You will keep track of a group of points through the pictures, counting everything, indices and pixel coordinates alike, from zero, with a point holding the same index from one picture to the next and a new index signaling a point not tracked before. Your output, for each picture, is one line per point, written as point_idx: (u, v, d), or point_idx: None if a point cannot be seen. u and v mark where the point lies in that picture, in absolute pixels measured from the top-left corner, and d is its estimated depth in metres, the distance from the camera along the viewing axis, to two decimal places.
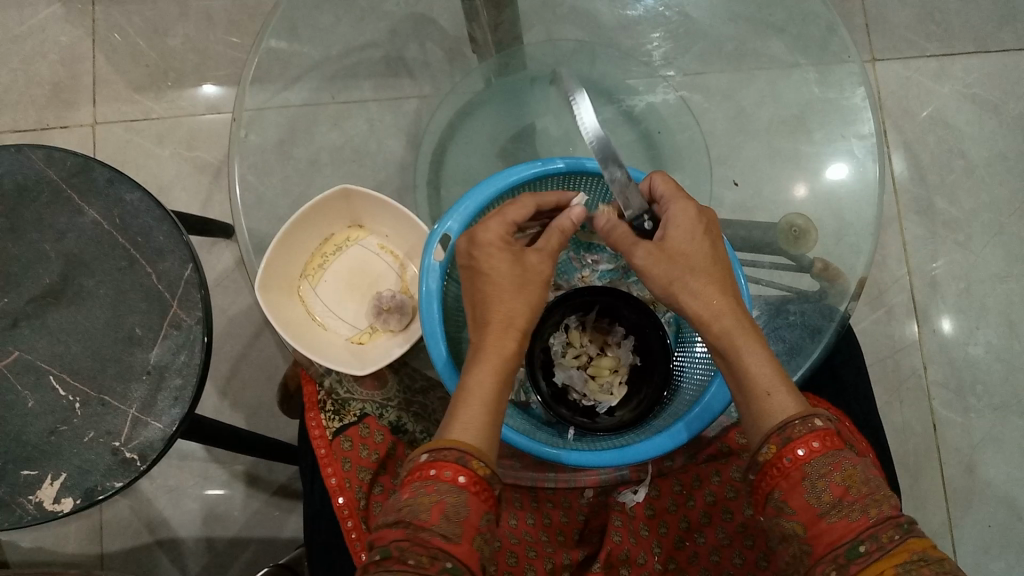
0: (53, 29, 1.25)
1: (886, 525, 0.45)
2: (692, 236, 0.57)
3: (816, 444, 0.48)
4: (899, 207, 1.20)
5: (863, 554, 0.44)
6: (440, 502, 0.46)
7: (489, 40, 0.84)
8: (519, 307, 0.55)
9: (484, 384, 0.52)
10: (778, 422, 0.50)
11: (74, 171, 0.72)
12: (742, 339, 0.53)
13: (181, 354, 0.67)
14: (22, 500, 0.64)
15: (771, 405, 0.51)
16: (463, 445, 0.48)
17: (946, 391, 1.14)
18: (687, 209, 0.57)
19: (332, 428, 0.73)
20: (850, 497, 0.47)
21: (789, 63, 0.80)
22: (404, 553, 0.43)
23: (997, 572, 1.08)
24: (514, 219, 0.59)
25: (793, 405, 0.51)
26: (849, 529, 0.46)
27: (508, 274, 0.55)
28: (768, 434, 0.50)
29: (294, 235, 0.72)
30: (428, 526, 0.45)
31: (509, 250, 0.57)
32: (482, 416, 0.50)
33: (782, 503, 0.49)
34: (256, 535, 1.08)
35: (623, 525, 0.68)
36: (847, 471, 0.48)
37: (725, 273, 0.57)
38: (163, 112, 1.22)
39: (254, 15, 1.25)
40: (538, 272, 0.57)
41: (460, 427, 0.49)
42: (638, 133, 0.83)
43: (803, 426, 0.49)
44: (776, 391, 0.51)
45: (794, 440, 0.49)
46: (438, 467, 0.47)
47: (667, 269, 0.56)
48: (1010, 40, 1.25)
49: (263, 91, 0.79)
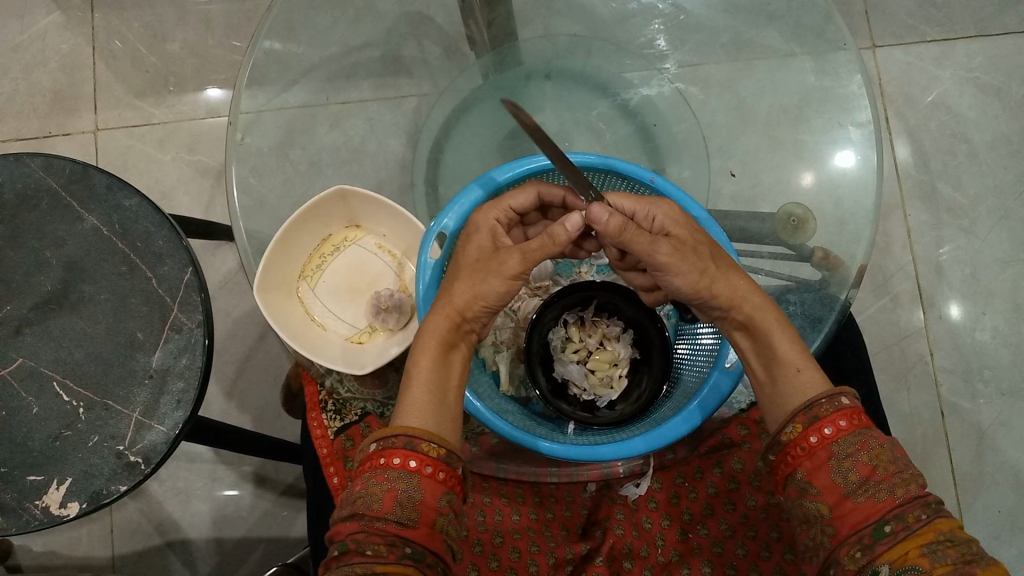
0: (53, 37, 1.26)
1: (913, 505, 0.45)
2: (690, 229, 0.56)
3: (843, 423, 0.48)
4: (903, 195, 1.19)
5: (889, 534, 0.44)
6: (392, 491, 0.46)
7: (485, 37, 0.87)
8: (469, 295, 0.55)
9: (426, 364, 0.52)
10: (805, 401, 0.50)
11: (73, 178, 0.72)
12: (761, 311, 0.55)
13: (182, 357, 0.67)
14: (29, 505, 0.64)
15: (802, 381, 0.51)
16: (411, 431, 0.47)
17: (954, 377, 1.13)
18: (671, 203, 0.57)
19: (333, 428, 0.76)
20: (877, 477, 0.46)
21: (785, 53, 0.79)
22: (361, 544, 0.44)
23: (1009, 559, 1.07)
24: (510, 206, 0.60)
25: (821, 381, 0.51)
26: (875, 510, 0.46)
27: (471, 258, 0.56)
28: (793, 414, 0.50)
29: (292, 237, 0.72)
30: (382, 516, 0.45)
31: (484, 238, 0.57)
32: (426, 399, 0.50)
33: (806, 483, 0.49)
34: (266, 535, 1.09)
35: (626, 518, 0.69)
36: (874, 450, 0.47)
37: (723, 265, 0.56)
38: (164, 116, 1.23)
39: (251, 17, 1.25)
40: (503, 268, 0.54)
41: (413, 414, 0.49)
42: (635, 126, 0.85)
43: (830, 404, 0.49)
44: (805, 368, 0.52)
45: (821, 419, 0.49)
46: (388, 456, 0.47)
47: (696, 263, 0.54)
48: (1012, 22, 1.24)
49: (261, 94, 0.79)
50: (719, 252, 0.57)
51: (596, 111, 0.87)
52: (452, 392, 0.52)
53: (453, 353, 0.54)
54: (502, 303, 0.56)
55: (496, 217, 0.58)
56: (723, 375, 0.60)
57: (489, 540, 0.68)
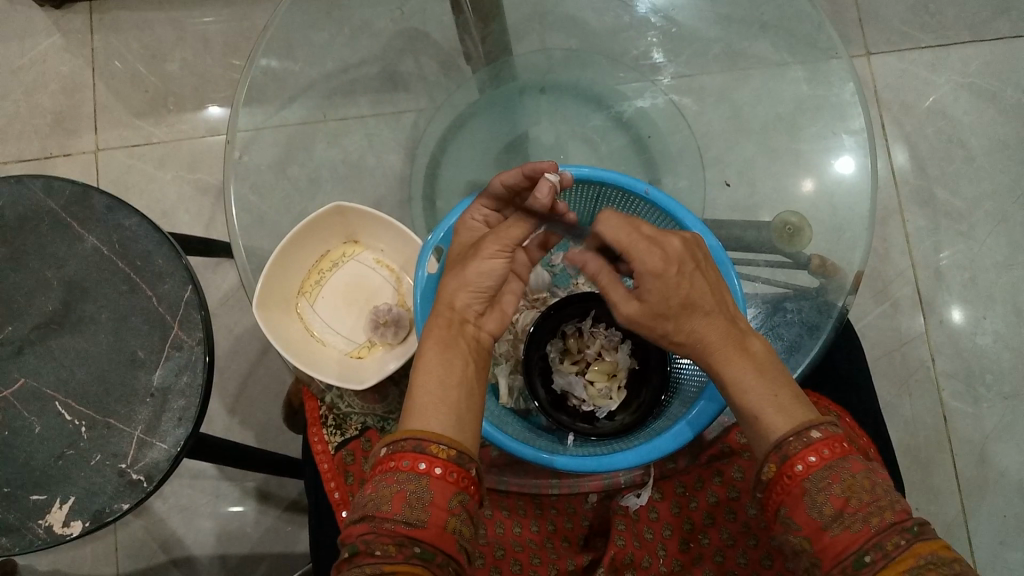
0: (55, 59, 1.28)
1: (891, 532, 0.44)
2: (667, 286, 0.54)
3: (814, 458, 0.48)
4: (901, 200, 1.19)
5: (869, 564, 0.44)
6: (401, 492, 0.46)
7: (480, 52, 0.87)
8: (459, 285, 0.58)
9: (424, 357, 0.54)
10: (774, 441, 0.50)
11: (73, 199, 0.73)
12: (734, 358, 0.53)
13: (184, 374, 0.68)
14: (32, 524, 0.65)
15: (766, 424, 0.51)
16: (419, 433, 0.48)
17: (955, 382, 1.13)
18: (652, 257, 0.54)
19: (333, 443, 0.76)
20: (851, 508, 0.46)
21: (778, 62, 0.80)
22: (370, 545, 0.44)
23: (1015, 564, 1.06)
24: (483, 205, 0.63)
25: (783, 422, 0.50)
26: (853, 540, 0.45)
27: (455, 257, 0.61)
28: (766, 455, 0.50)
29: (289, 255, 0.72)
30: (391, 516, 0.45)
31: (468, 238, 0.62)
32: (432, 403, 0.50)
33: (788, 518, 0.49)
34: (270, 551, 1.09)
35: (627, 528, 0.68)
36: (846, 482, 0.47)
37: (703, 311, 0.54)
38: (164, 136, 1.24)
39: (250, 36, 1.27)
40: (480, 252, 0.59)
41: (421, 418, 0.49)
42: (630, 137, 0.86)
43: (799, 441, 0.49)
44: (772, 410, 0.51)
45: (791, 456, 0.49)
46: (397, 458, 0.47)
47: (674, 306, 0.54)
48: (1005, 28, 1.25)
49: (260, 111, 0.80)
50: (705, 295, 0.54)
51: (591, 124, 0.87)
52: (454, 382, 0.52)
53: (450, 344, 0.54)
54: (493, 283, 0.58)
55: (473, 220, 0.63)
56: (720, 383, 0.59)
57: (491, 553, 0.67)
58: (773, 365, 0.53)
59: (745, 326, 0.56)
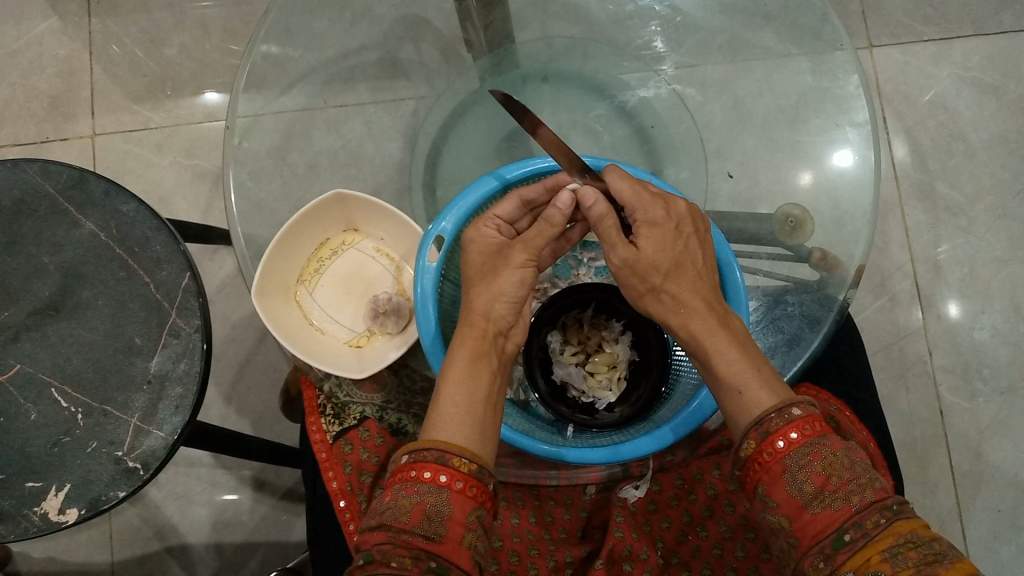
0: (50, 42, 1.26)
1: (871, 511, 0.44)
2: (662, 243, 0.55)
3: (795, 434, 0.47)
4: (901, 194, 1.19)
5: (849, 543, 0.44)
6: (420, 504, 0.46)
7: (482, 39, 0.86)
8: (490, 297, 0.57)
9: (456, 375, 0.52)
10: (755, 417, 0.49)
11: (69, 183, 0.72)
12: (715, 330, 0.53)
13: (181, 362, 0.67)
14: (28, 511, 0.64)
15: (747, 401, 0.50)
16: (441, 444, 0.47)
17: (952, 376, 1.13)
18: (655, 210, 0.56)
19: (332, 432, 0.75)
20: (831, 486, 0.46)
21: (782, 53, 0.79)
22: (386, 555, 0.44)
23: (1008, 558, 1.07)
24: (498, 215, 0.61)
25: (767, 398, 0.49)
26: (833, 519, 0.45)
27: (477, 267, 0.59)
28: (747, 430, 0.49)
29: (288, 243, 0.72)
30: (409, 528, 0.45)
31: (485, 246, 0.60)
32: (456, 413, 0.50)
33: (766, 497, 0.48)
34: (266, 539, 1.09)
35: (626, 520, 0.68)
36: (827, 459, 0.47)
37: (691, 276, 0.55)
38: (161, 121, 1.23)
39: (248, 21, 1.25)
40: (508, 261, 0.58)
41: (446, 428, 0.49)
42: (633, 128, 0.85)
43: (780, 417, 0.48)
44: (748, 388, 0.50)
45: (772, 433, 0.48)
46: (418, 469, 0.47)
47: (669, 261, 0.55)
48: (1009, 21, 1.24)
49: (259, 97, 0.79)
50: (695, 260, 0.56)
51: (592, 113, 0.86)
52: (484, 399, 0.52)
53: (482, 360, 0.54)
54: (522, 294, 0.58)
55: (488, 228, 0.61)
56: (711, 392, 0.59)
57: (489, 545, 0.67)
58: (751, 343, 0.53)
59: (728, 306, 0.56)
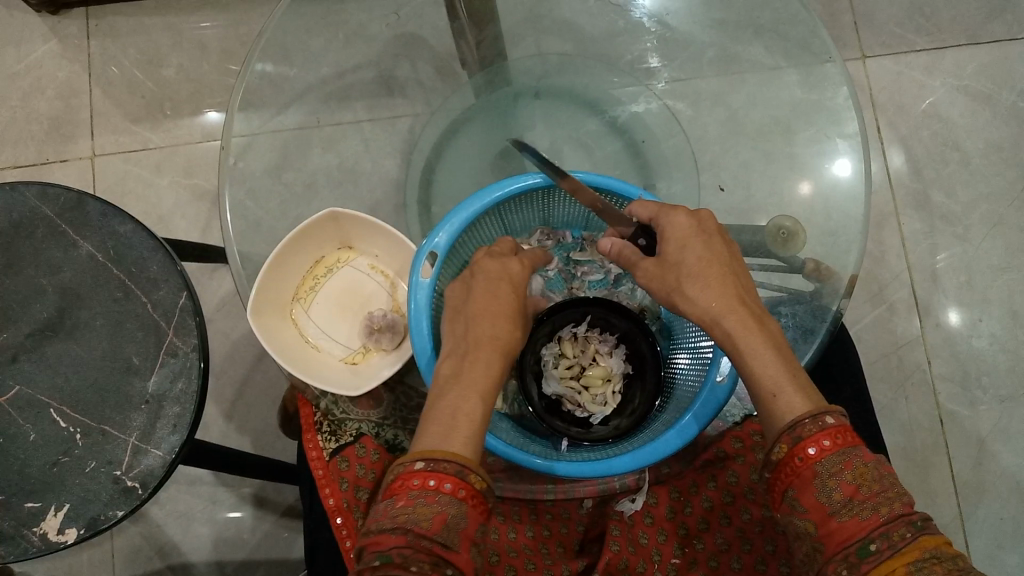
0: (50, 65, 1.28)
1: (897, 523, 0.44)
2: (688, 243, 0.56)
3: (828, 442, 0.47)
4: (896, 203, 1.19)
5: (874, 553, 0.43)
6: (441, 514, 0.45)
7: (475, 58, 0.87)
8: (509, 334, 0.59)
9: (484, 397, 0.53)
10: (788, 422, 0.49)
11: (68, 206, 0.73)
12: (752, 329, 0.52)
13: (178, 381, 0.68)
14: (27, 532, 0.65)
15: (778, 405, 0.50)
16: (464, 458, 0.47)
17: (952, 384, 1.13)
18: (679, 219, 0.57)
19: (328, 449, 0.75)
20: (860, 497, 0.46)
21: (771, 66, 0.80)
22: (406, 560, 0.42)
23: (1011, 567, 1.06)
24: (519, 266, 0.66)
25: (801, 403, 0.49)
26: (860, 528, 0.44)
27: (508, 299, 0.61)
28: (779, 434, 0.49)
29: (285, 260, 0.72)
30: (430, 535, 0.44)
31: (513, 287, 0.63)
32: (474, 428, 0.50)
33: (795, 501, 0.48)
34: (267, 557, 1.09)
35: (622, 534, 0.69)
36: (858, 469, 0.46)
37: (725, 278, 0.54)
38: (161, 141, 1.24)
39: (246, 41, 1.27)
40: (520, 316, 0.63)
41: (463, 438, 0.49)
42: (624, 142, 0.86)
43: (814, 424, 0.48)
44: (781, 392, 0.50)
45: (804, 439, 0.48)
46: (438, 479, 0.46)
47: (703, 264, 0.55)
48: (1000, 31, 1.25)
49: (256, 116, 0.79)
50: (725, 259, 0.56)
51: (585, 128, 0.87)
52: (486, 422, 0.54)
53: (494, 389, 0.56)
54: None
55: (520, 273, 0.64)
56: (714, 389, 0.60)
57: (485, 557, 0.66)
58: (787, 347, 0.53)
59: (763, 305, 0.55)
